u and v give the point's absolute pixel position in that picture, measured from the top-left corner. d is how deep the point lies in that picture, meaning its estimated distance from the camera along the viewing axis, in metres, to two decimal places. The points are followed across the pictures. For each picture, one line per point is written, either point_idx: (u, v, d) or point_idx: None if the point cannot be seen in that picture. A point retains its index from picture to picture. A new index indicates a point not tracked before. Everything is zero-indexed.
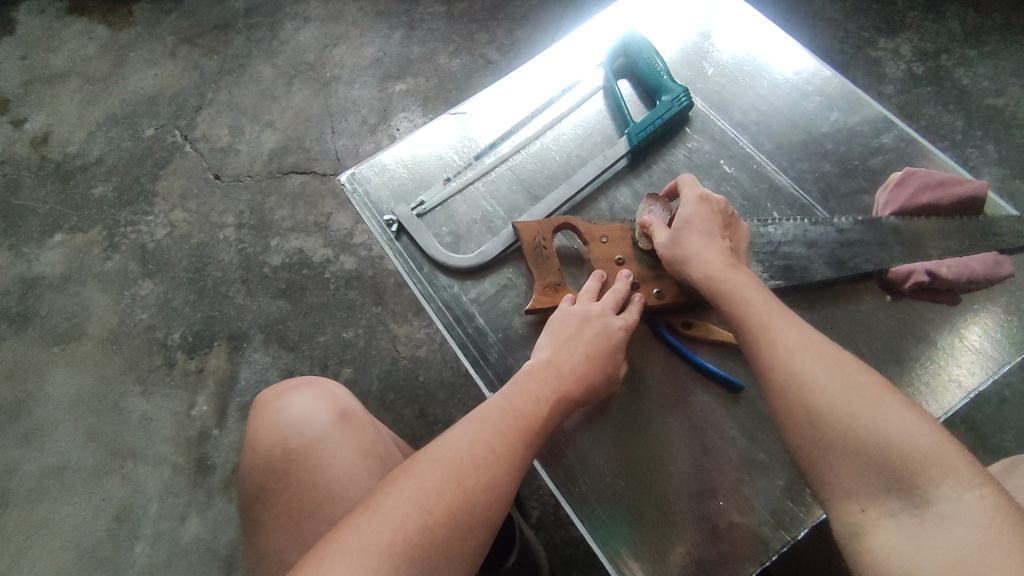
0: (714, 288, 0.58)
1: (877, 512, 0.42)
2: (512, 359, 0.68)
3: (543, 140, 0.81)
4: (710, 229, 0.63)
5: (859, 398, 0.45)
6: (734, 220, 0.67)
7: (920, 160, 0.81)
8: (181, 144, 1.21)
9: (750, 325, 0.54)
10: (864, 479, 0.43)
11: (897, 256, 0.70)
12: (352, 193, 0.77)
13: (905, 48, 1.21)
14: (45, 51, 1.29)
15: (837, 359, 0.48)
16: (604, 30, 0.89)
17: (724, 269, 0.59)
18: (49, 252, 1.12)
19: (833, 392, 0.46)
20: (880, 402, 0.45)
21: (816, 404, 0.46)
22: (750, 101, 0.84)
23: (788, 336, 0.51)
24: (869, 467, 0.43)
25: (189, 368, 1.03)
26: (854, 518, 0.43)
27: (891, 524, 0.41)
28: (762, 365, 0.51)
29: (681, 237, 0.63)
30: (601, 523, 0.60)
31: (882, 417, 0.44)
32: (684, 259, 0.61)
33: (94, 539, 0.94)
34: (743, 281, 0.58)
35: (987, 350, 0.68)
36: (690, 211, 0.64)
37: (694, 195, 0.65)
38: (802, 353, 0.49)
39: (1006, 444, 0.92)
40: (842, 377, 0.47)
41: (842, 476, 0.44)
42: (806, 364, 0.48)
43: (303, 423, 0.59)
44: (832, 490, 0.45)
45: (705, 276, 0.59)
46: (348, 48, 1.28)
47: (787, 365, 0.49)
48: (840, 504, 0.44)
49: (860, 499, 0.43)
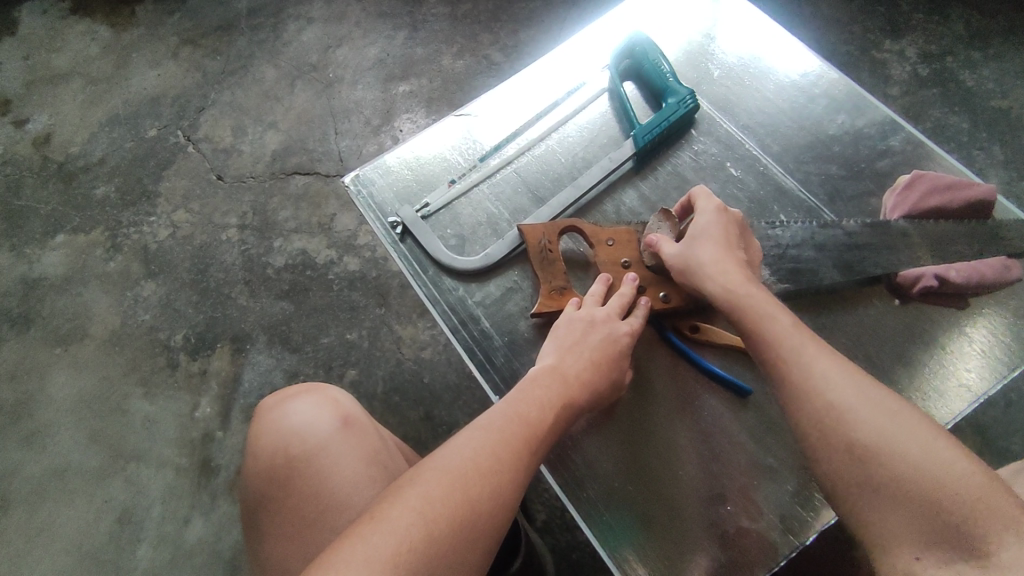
0: (734, 304, 0.57)
1: (931, 560, 0.41)
2: (518, 362, 0.68)
3: (548, 142, 0.81)
4: (726, 242, 0.62)
5: (898, 431, 0.45)
6: (747, 232, 0.66)
7: (927, 163, 0.80)
8: (184, 145, 1.20)
9: (781, 352, 0.52)
10: (915, 524, 0.42)
11: (905, 259, 0.70)
12: (356, 195, 0.77)
13: (910, 49, 1.21)
14: (48, 51, 1.29)
15: (881, 399, 0.47)
16: (609, 32, 0.89)
17: (744, 284, 0.58)
18: (52, 253, 1.12)
19: (880, 434, 0.45)
20: (930, 445, 0.44)
21: (862, 445, 0.45)
22: (756, 103, 0.84)
23: (826, 366, 0.50)
24: (918, 512, 0.42)
25: (192, 370, 1.03)
26: (906, 564, 0.42)
27: (944, 572, 0.40)
28: (799, 397, 0.50)
29: (696, 248, 0.61)
30: (610, 528, 0.60)
31: (932, 461, 0.43)
32: (703, 272, 0.60)
33: (96, 541, 0.93)
34: (768, 299, 0.56)
35: (995, 354, 0.68)
36: (709, 221, 0.62)
37: (712, 206, 0.64)
38: (840, 387, 0.48)
39: (1013, 448, 0.91)
40: (885, 415, 0.46)
41: (893, 522, 0.43)
42: (848, 401, 0.47)
43: (306, 430, 0.59)
44: (881, 535, 0.43)
45: (726, 292, 0.58)
46: (351, 49, 1.28)
47: (826, 399, 0.48)
48: (890, 550, 0.43)
49: (912, 545, 0.42)
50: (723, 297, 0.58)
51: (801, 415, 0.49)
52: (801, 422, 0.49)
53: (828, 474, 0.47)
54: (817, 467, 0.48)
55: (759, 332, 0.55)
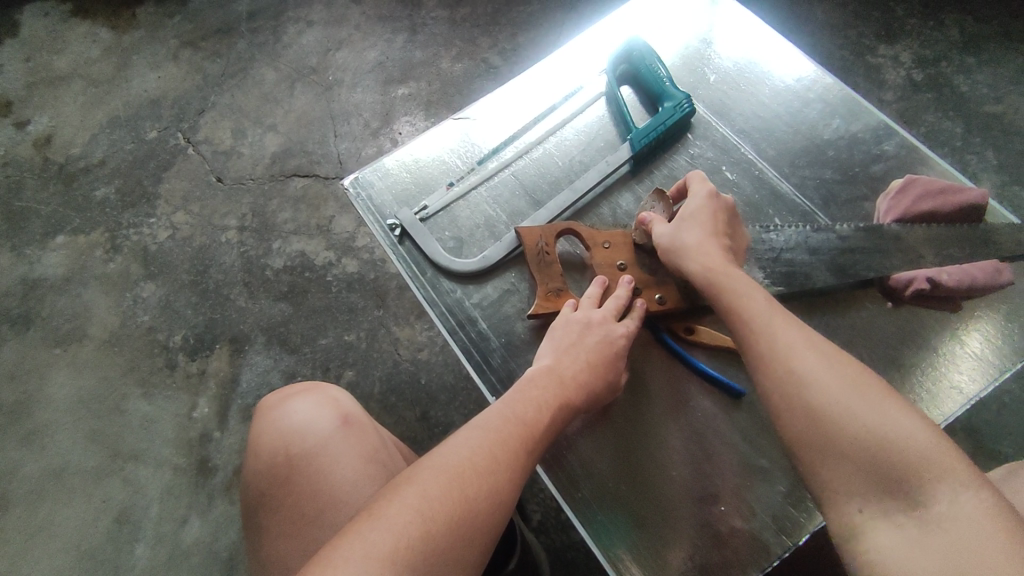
0: (714, 282, 0.58)
1: (875, 514, 0.42)
2: (514, 363, 0.69)
3: (546, 145, 0.82)
4: (713, 225, 0.64)
5: (851, 390, 0.45)
6: (736, 221, 0.67)
7: (921, 168, 0.81)
8: (184, 147, 1.21)
9: (749, 323, 0.53)
10: (862, 480, 0.43)
11: (898, 263, 0.70)
12: (356, 198, 0.78)
13: (905, 55, 1.22)
14: (49, 54, 1.30)
15: (838, 361, 0.48)
16: (607, 37, 0.90)
17: (724, 265, 0.59)
18: (52, 254, 1.12)
19: (832, 392, 0.46)
20: (880, 404, 0.44)
21: (815, 404, 0.46)
22: (752, 108, 0.84)
23: (789, 334, 0.51)
24: (867, 470, 0.43)
25: (190, 370, 1.04)
26: (852, 518, 0.43)
27: (886, 525, 0.41)
28: (761, 361, 0.51)
29: (685, 230, 0.63)
30: (604, 527, 0.60)
31: (881, 418, 0.43)
32: (686, 252, 0.62)
33: (94, 540, 0.94)
34: (743, 279, 0.58)
35: (987, 357, 0.69)
36: (700, 204, 0.64)
37: (704, 190, 0.66)
38: (803, 351, 0.49)
39: (1005, 450, 0.92)
40: (840, 376, 0.46)
41: (842, 478, 0.44)
42: (806, 363, 0.48)
43: (306, 429, 0.59)
44: (831, 492, 0.44)
45: (706, 272, 0.59)
46: (351, 52, 1.28)
47: (786, 361, 0.49)
48: (838, 505, 0.44)
49: (858, 500, 0.43)
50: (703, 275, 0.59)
51: (762, 377, 0.50)
52: (761, 384, 0.50)
53: (783, 433, 0.48)
54: (774, 428, 0.49)
55: (732, 308, 0.55)
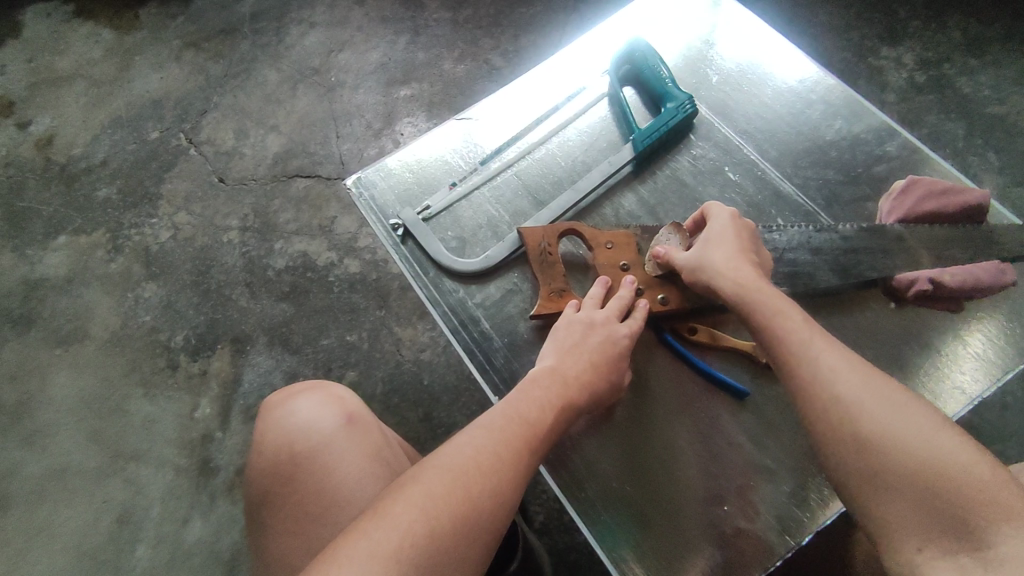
0: (749, 302, 0.57)
1: (933, 553, 0.41)
2: (517, 364, 0.68)
3: (548, 146, 0.82)
4: (740, 244, 0.63)
5: (903, 423, 0.45)
6: (761, 245, 0.66)
7: (923, 169, 0.81)
8: (186, 147, 1.21)
9: (790, 347, 0.52)
10: (917, 515, 0.42)
11: (901, 263, 0.71)
12: (358, 198, 0.78)
13: (907, 57, 1.22)
14: (52, 54, 1.30)
15: (888, 392, 0.47)
16: (609, 38, 0.90)
17: (756, 284, 0.58)
18: (54, 254, 1.12)
19: (886, 426, 0.45)
20: (936, 438, 0.44)
21: (868, 436, 0.45)
22: (754, 109, 0.84)
23: (834, 360, 0.50)
24: (922, 505, 0.42)
25: (192, 371, 1.04)
26: (908, 556, 0.42)
27: (946, 565, 0.40)
28: (806, 389, 0.50)
29: (711, 251, 0.62)
30: (608, 529, 0.60)
31: (937, 453, 0.43)
32: (716, 271, 0.60)
33: (96, 541, 0.93)
34: (779, 298, 0.56)
35: (989, 357, 0.69)
36: (724, 225, 0.64)
37: (725, 214, 0.65)
38: (848, 379, 0.48)
39: (1008, 451, 0.92)
40: (892, 407, 0.46)
41: (898, 514, 0.43)
42: (856, 393, 0.47)
43: (309, 427, 0.59)
44: (884, 527, 0.43)
45: (739, 291, 0.58)
46: (353, 53, 1.29)
47: (832, 388, 0.48)
48: (893, 543, 0.43)
49: (916, 537, 0.42)
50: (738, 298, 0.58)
51: (810, 406, 0.49)
52: (807, 413, 0.50)
53: (833, 465, 0.47)
54: (823, 459, 0.48)
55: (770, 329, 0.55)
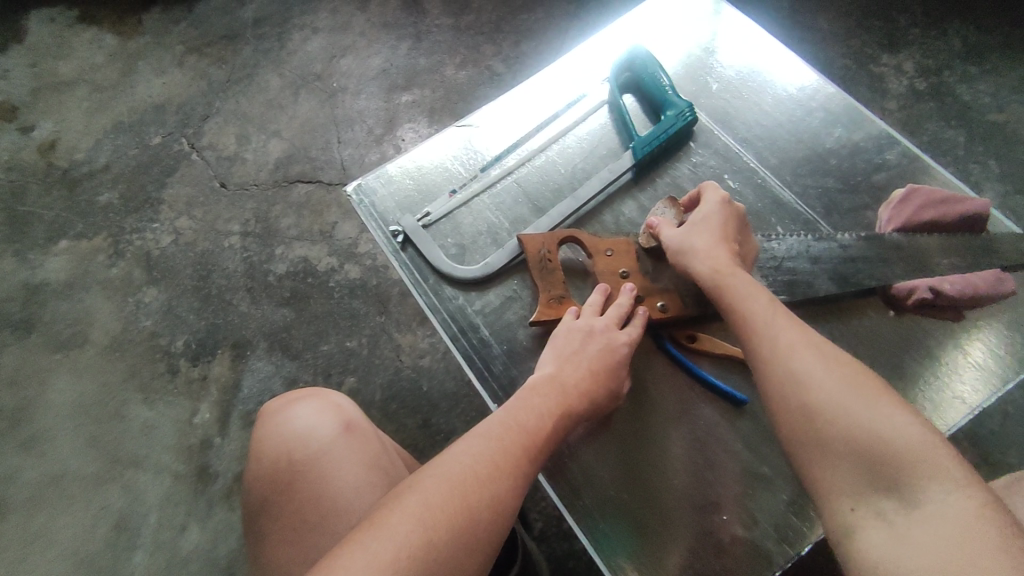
0: (722, 286, 0.57)
1: (866, 512, 0.41)
2: (517, 371, 0.69)
3: (549, 153, 0.82)
4: (725, 232, 0.63)
5: (849, 392, 0.45)
6: (748, 231, 0.66)
7: (923, 177, 0.81)
8: (188, 152, 1.22)
9: (750, 324, 0.53)
10: (854, 477, 0.43)
11: (900, 272, 0.70)
12: (358, 205, 0.78)
13: (908, 64, 1.22)
14: (55, 60, 1.31)
15: (839, 362, 0.48)
16: (609, 45, 0.90)
17: (731, 269, 0.58)
18: (55, 259, 1.12)
19: (830, 392, 0.45)
20: (879, 405, 0.44)
21: (811, 402, 0.46)
22: (754, 117, 0.85)
23: (791, 334, 0.51)
24: (860, 469, 0.42)
25: (192, 376, 1.04)
26: (843, 517, 0.42)
27: (876, 523, 0.40)
28: (761, 361, 0.51)
29: (695, 235, 0.63)
30: (605, 536, 0.60)
31: (875, 418, 0.43)
32: (694, 256, 0.61)
33: (94, 546, 0.93)
34: (749, 282, 0.57)
35: (990, 366, 0.69)
36: (713, 210, 0.64)
37: (717, 197, 0.65)
38: (801, 353, 0.49)
39: (1009, 460, 0.92)
40: (840, 377, 0.46)
41: (836, 476, 0.44)
42: (805, 363, 0.48)
43: (308, 435, 0.60)
44: (824, 489, 0.44)
45: (713, 276, 0.58)
46: (355, 59, 1.29)
47: (784, 361, 0.49)
48: (832, 504, 0.44)
49: (851, 498, 0.43)
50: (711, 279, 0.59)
51: (762, 376, 0.50)
52: (761, 382, 0.50)
53: (781, 432, 0.48)
54: (774, 426, 0.49)
55: (733, 308, 0.56)
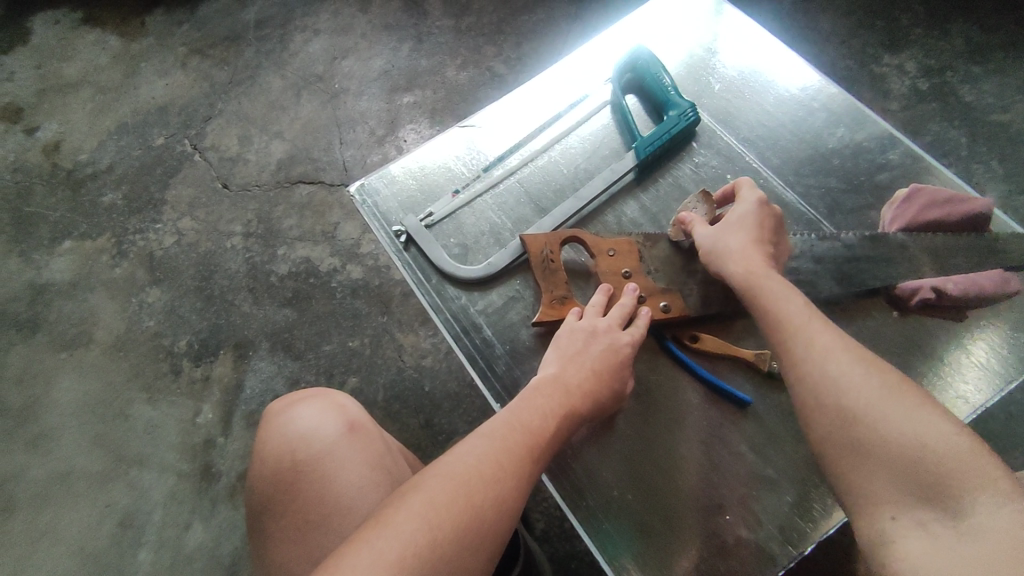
0: (754, 288, 0.57)
1: (907, 521, 0.41)
2: (520, 371, 0.69)
3: (551, 153, 0.82)
4: (760, 232, 0.62)
5: (893, 401, 0.45)
6: (783, 231, 0.66)
7: (926, 177, 0.81)
8: (190, 153, 1.22)
9: (784, 326, 0.53)
10: (896, 486, 0.42)
11: (904, 272, 0.70)
12: (361, 205, 0.78)
13: (909, 64, 1.22)
14: (59, 61, 1.31)
15: (878, 368, 0.48)
16: (611, 46, 0.90)
17: (765, 270, 0.58)
18: (59, 259, 1.13)
19: (870, 398, 0.45)
20: (920, 412, 0.44)
21: (850, 408, 0.46)
22: (756, 117, 0.85)
23: (828, 338, 0.50)
24: (904, 478, 0.42)
25: (194, 376, 1.04)
26: (883, 526, 0.42)
27: (920, 533, 0.40)
28: (797, 365, 0.50)
29: (729, 235, 0.62)
30: (608, 537, 0.60)
31: (919, 425, 0.43)
32: (727, 258, 0.61)
33: (97, 546, 0.93)
34: (783, 284, 0.57)
35: (993, 366, 0.68)
36: (748, 210, 0.63)
37: (754, 196, 0.64)
38: (840, 360, 0.48)
39: (1013, 460, 0.91)
40: (881, 386, 0.46)
41: (876, 483, 0.43)
42: (844, 367, 0.48)
43: (311, 435, 0.59)
44: (862, 496, 0.44)
45: (746, 277, 0.58)
46: (357, 60, 1.29)
47: (823, 368, 0.48)
48: (870, 512, 0.43)
49: (891, 506, 0.42)
50: (743, 280, 0.58)
51: (798, 379, 0.50)
52: (794, 386, 0.50)
53: (815, 437, 0.48)
54: (807, 430, 0.49)
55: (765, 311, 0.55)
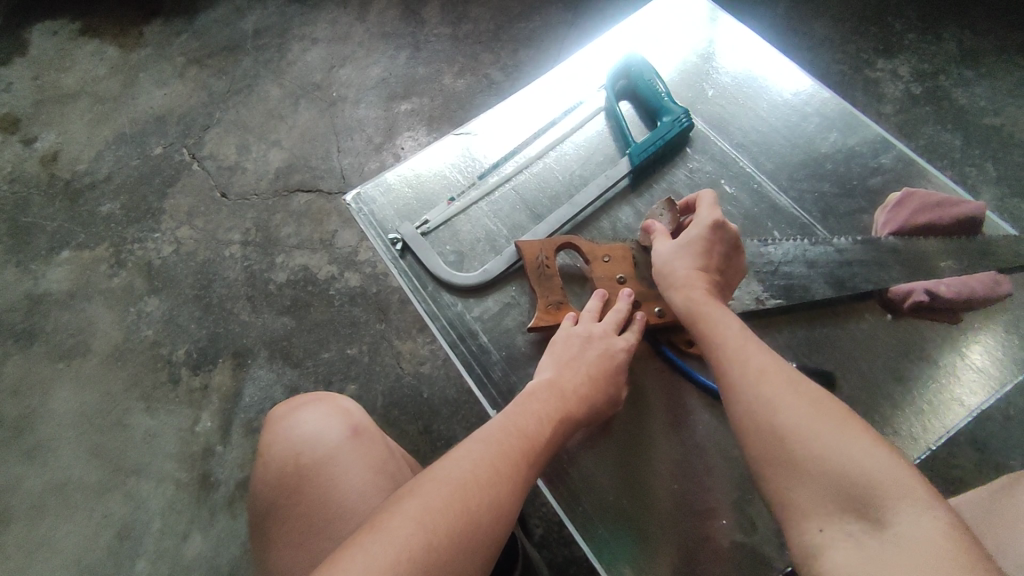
0: (695, 313, 0.57)
1: (835, 532, 0.41)
2: (515, 377, 0.69)
3: (546, 160, 0.83)
4: (707, 258, 0.62)
5: (822, 417, 0.45)
6: (739, 251, 0.65)
7: (919, 181, 0.82)
8: (189, 163, 1.22)
9: (721, 348, 0.53)
10: (823, 498, 0.42)
11: (896, 276, 0.71)
12: (358, 213, 0.79)
13: (903, 68, 1.23)
14: (57, 72, 1.32)
15: (807, 390, 0.47)
16: (606, 53, 0.91)
17: (705, 298, 0.58)
18: (58, 268, 1.13)
19: (803, 418, 0.45)
20: (847, 431, 0.44)
21: (783, 426, 0.46)
22: (750, 122, 0.85)
23: (763, 359, 0.51)
24: (833, 490, 0.42)
25: (193, 385, 1.04)
26: (812, 537, 0.42)
27: (847, 544, 0.40)
28: (733, 387, 0.50)
29: (678, 258, 0.62)
30: (605, 542, 0.60)
31: (844, 443, 0.43)
32: (672, 284, 0.61)
33: (95, 556, 0.93)
34: (723, 310, 0.57)
35: (988, 369, 0.69)
36: (698, 233, 0.62)
37: (708, 217, 0.63)
38: (774, 381, 0.49)
39: (1010, 462, 0.91)
40: (811, 403, 0.46)
41: (806, 498, 0.43)
42: (778, 389, 0.48)
43: (316, 439, 0.60)
44: (792, 509, 0.44)
45: (689, 303, 0.58)
46: (354, 68, 1.30)
47: (757, 387, 0.49)
48: (800, 524, 0.43)
49: (820, 518, 0.42)
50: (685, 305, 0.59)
51: (733, 402, 0.50)
52: (732, 408, 0.50)
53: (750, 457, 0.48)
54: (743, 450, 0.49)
55: (705, 335, 0.55)
